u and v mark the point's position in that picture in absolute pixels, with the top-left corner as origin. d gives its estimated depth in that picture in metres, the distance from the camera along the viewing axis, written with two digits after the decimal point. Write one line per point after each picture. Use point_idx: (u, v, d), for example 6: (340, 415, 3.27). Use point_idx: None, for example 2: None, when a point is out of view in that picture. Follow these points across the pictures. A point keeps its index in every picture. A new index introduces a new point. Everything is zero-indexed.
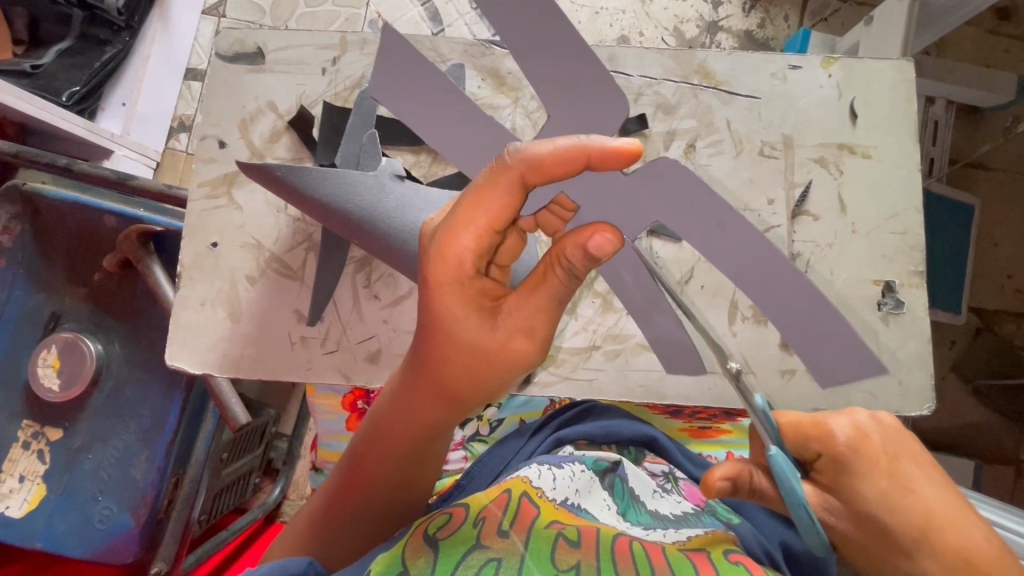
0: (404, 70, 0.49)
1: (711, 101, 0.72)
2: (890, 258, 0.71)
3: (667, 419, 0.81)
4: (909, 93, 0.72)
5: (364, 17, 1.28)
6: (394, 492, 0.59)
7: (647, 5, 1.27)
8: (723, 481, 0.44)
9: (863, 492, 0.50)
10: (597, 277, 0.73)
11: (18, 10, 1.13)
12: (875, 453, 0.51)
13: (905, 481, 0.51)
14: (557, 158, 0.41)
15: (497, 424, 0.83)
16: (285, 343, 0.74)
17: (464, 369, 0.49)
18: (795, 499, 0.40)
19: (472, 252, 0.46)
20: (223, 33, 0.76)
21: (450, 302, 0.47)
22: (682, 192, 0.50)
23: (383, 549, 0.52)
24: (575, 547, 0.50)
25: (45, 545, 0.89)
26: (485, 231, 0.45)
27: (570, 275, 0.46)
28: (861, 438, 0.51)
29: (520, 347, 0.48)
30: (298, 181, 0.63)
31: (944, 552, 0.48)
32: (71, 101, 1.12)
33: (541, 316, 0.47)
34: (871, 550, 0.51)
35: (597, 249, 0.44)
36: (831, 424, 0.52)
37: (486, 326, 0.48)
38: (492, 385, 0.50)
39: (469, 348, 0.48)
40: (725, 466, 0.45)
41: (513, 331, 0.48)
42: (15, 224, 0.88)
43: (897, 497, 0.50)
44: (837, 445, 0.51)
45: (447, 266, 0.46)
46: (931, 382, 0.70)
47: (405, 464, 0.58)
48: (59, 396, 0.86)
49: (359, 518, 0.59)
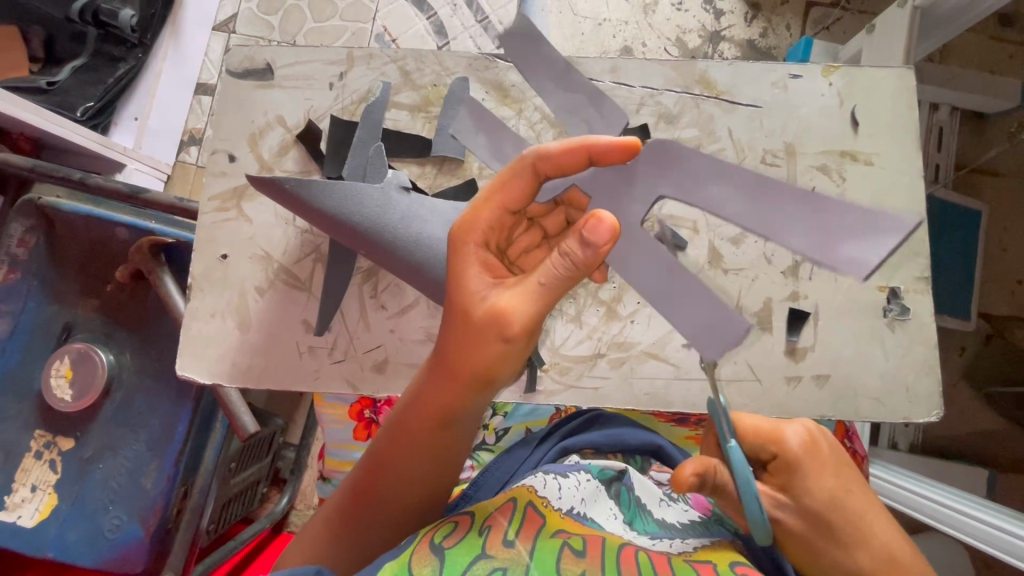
0: (477, 114, 0.73)
1: (712, 111, 0.73)
2: (895, 265, 0.70)
3: (672, 427, 0.80)
4: (911, 100, 0.72)
5: (370, 31, 1.31)
6: (395, 489, 0.58)
7: (650, 15, 1.29)
8: (692, 478, 0.50)
9: (810, 489, 0.56)
10: (603, 286, 0.71)
11: (36, 28, 1.17)
12: (824, 458, 0.58)
13: (847, 484, 0.58)
14: (564, 150, 0.50)
15: (503, 433, 0.82)
16: (293, 354, 0.74)
17: (459, 339, 0.52)
18: (748, 488, 0.48)
19: (485, 224, 0.53)
20: (234, 50, 0.78)
21: (457, 267, 0.53)
22: (671, 163, 0.66)
23: (390, 557, 0.51)
24: (581, 557, 0.50)
25: (56, 555, 0.90)
26: (500, 209, 0.53)
27: (563, 256, 0.48)
28: (812, 443, 0.58)
29: (509, 320, 0.49)
30: (305, 195, 0.65)
31: (879, 549, 0.56)
32: (86, 116, 1.15)
33: (528, 294, 0.50)
34: (819, 546, 0.56)
35: (591, 230, 0.47)
36: (784, 432, 0.58)
37: (480, 292, 0.52)
38: (479, 361, 0.51)
39: (461, 311, 0.51)
40: (693, 463, 0.50)
41: (502, 300, 0.50)
42: (31, 236, 0.90)
43: (840, 500, 0.57)
44: (790, 448, 0.57)
45: (462, 234, 0.54)
46: (939, 389, 0.69)
47: (415, 454, 0.58)
48: (72, 406, 0.88)
49: (358, 513, 0.59)
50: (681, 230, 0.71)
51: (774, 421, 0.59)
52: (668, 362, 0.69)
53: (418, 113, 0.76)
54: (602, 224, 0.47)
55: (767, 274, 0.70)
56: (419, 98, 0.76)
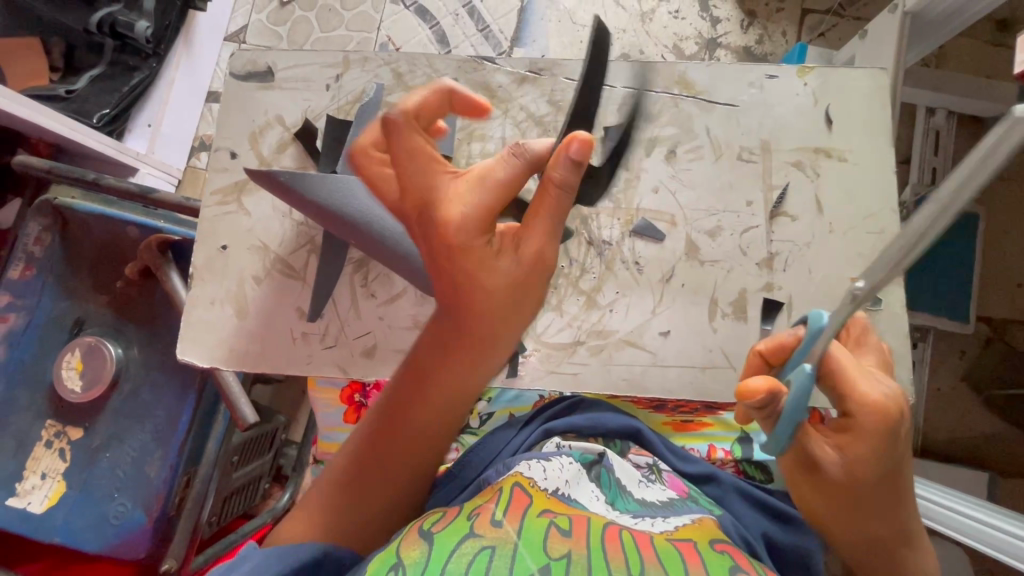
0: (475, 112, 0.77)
1: (690, 109, 0.75)
2: (868, 258, 0.72)
3: (650, 413, 0.82)
4: (884, 98, 0.74)
5: (374, 40, 1.36)
6: (406, 469, 0.61)
7: (647, 23, 1.32)
8: (763, 395, 0.47)
9: (865, 457, 0.50)
10: (583, 275, 0.74)
11: (56, 39, 1.24)
12: (897, 432, 0.49)
13: (902, 460, 0.52)
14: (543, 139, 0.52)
15: (488, 417, 0.86)
16: (287, 340, 0.78)
17: (502, 308, 0.57)
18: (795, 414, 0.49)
19: (490, 213, 0.52)
20: (237, 54, 0.82)
21: (478, 263, 0.53)
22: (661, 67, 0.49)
23: (380, 551, 0.54)
24: (567, 535, 0.52)
25: (63, 540, 0.94)
26: (500, 202, 0.52)
27: (565, 188, 0.52)
28: (895, 412, 0.49)
29: (547, 259, 0.56)
30: (299, 187, 0.69)
31: (897, 522, 0.54)
32: (101, 122, 1.20)
33: (551, 231, 0.55)
34: (849, 513, 0.54)
35: (575, 152, 0.51)
36: (859, 390, 0.49)
37: (513, 260, 0.54)
38: (529, 309, 0.58)
39: (501, 286, 0.55)
40: (768, 381, 0.47)
41: (537, 249, 0.55)
42: (46, 235, 0.95)
43: (890, 475, 0.51)
44: (870, 413, 0.49)
45: (471, 231, 0.52)
46: (911, 377, 0.70)
47: (412, 434, 0.60)
48: (82, 396, 0.92)
49: (367, 500, 0.60)
50: (659, 223, 0.74)
51: (863, 372, 0.50)
52: (645, 349, 0.72)
53: None
54: (580, 142, 0.50)
55: (743, 265, 0.73)
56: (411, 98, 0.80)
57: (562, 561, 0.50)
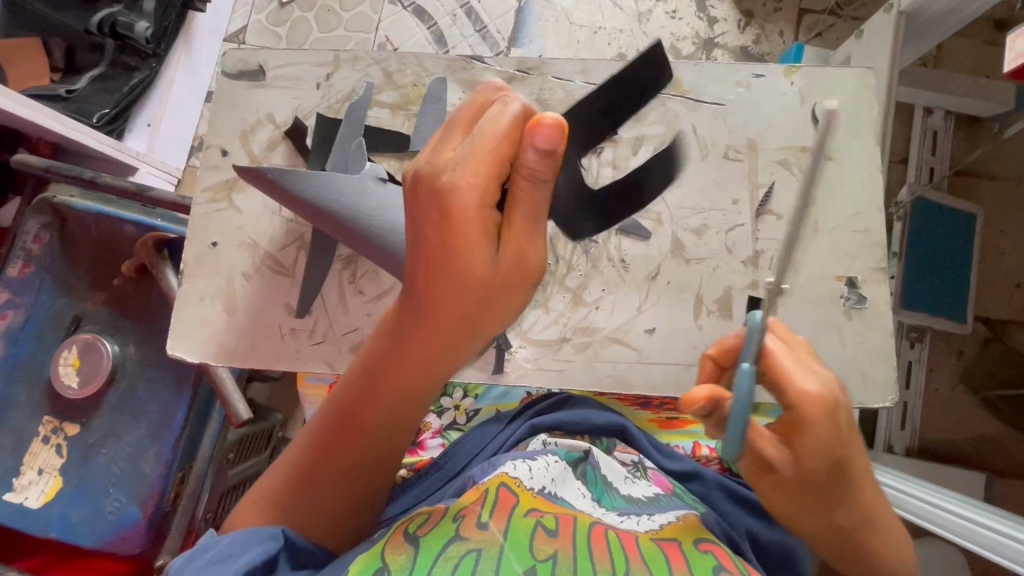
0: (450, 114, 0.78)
1: (678, 108, 0.75)
2: (852, 256, 0.72)
3: (636, 410, 0.84)
4: (870, 97, 0.74)
5: (373, 41, 1.37)
6: (370, 461, 0.60)
7: (644, 23, 1.33)
8: (705, 404, 0.47)
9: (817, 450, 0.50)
10: (569, 273, 0.74)
11: (57, 39, 1.25)
12: (839, 421, 0.50)
13: (851, 448, 0.52)
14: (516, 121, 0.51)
15: (474, 414, 0.87)
16: (276, 336, 0.78)
17: (479, 302, 0.54)
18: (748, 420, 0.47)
19: (474, 202, 0.50)
20: (229, 53, 0.83)
21: (457, 250, 0.52)
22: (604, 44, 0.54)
23: (363, 548, 0.54)
24: (553, 536, 0.53)
25: (59, 535, 0.95)
26: (480, 187, 0.50)
27: (538, 178, 0.50)
28: (832, 401, 0.50)
29: (530, 260, 0.54)
30: (285, 183, 0.70)
31: (856, 507, 0.55)
32: (101, 122, 1.21)
33: (533, 230, 0.53)
34: (804, 502, 0.54)
35: (543, 140, 0.49)
36: (797, 383, 0.49)
37: (493, 254, 0.53)
38: (509, 310, 0.56)
39: (479, 281, 0.53)
40: (710, 390, 0.47)
41: (519, 247, 0.53)
42: (45, 233, 0.96)
43: (840, 465, 0.52)
44: (808, 405, 0.49)
45: (453, 215, 0.51)
46: (895, 375, 0.70)
47: (380, 427, 0.60)
48: (78, 392, 0.93)
49: (321, 493, 0.59)
50: (646, 221, 0.74)
51: (797, 363, 0.51)
52: (630, 346, 0.72)
53: (398, 111, 0.80)
54: (546, 125, 0.48)
55: (729, 263, 0.73)
56: (400, 97, 0.81)
57: (548, 562, 0.50)
